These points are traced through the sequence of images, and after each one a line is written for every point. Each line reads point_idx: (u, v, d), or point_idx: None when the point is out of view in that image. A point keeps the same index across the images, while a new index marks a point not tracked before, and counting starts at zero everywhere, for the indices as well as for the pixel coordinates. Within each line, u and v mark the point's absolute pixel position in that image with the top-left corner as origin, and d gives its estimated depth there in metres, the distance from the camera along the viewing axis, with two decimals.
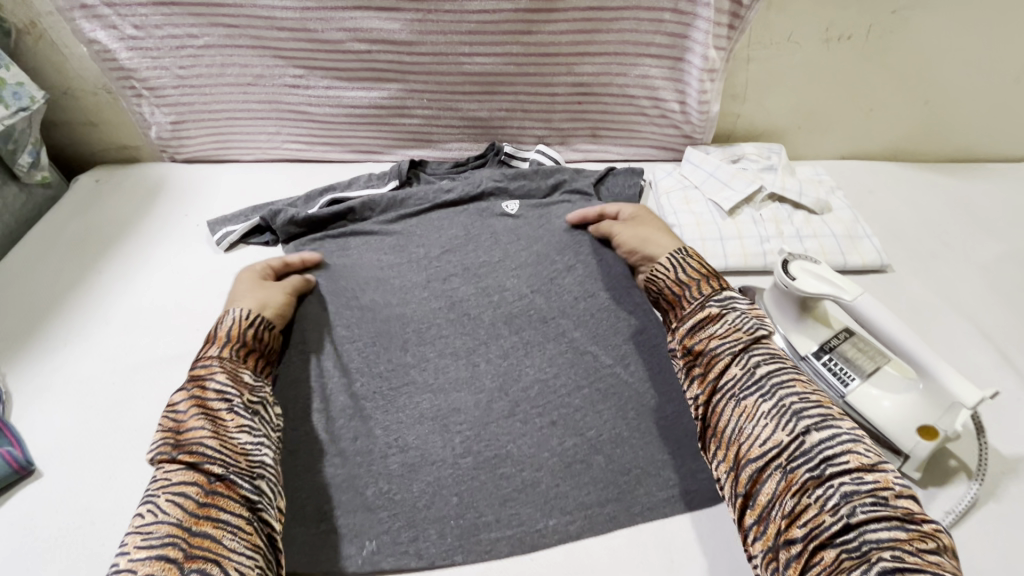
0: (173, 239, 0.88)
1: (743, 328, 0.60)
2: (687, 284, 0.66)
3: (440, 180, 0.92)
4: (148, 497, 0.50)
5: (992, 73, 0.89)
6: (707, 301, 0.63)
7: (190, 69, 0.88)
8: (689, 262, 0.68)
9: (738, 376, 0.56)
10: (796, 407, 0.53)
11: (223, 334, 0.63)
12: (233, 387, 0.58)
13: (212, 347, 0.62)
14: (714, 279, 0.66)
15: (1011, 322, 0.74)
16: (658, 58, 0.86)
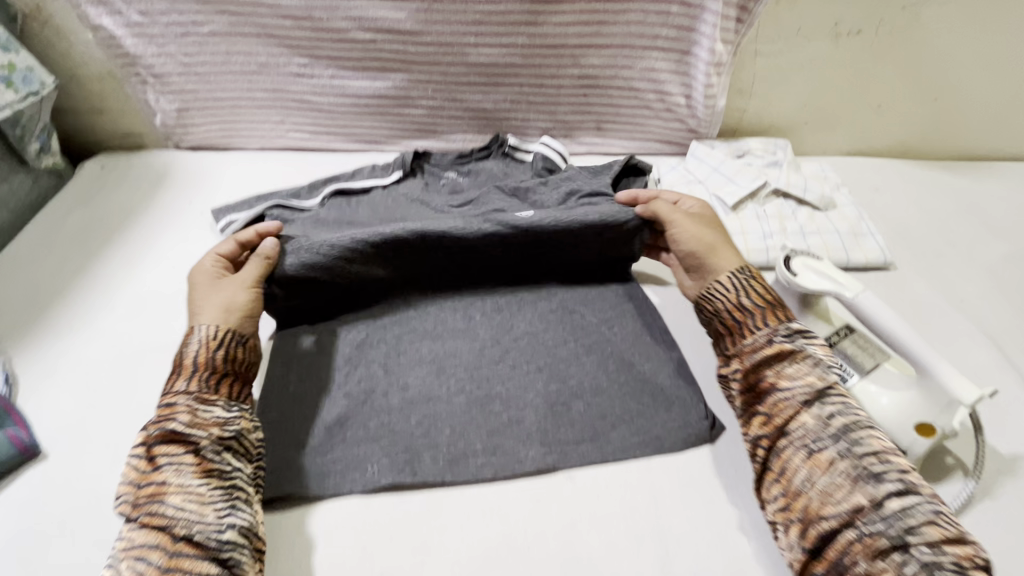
0: (177, 226, 0.89)
1: (817, 372, 0.55)
2: (750, 311, 0.61)
3: (453, 178, 0.91)
4: (115, 559, 0.48)
5: (1001, 70, 0.88)
6: (777, 336, 0.58)
7: (195, 56, 0.88)
8: (753, 287, 0.62)
9: (808, 426, 0.52)
10: (875, 468, 0.49)
11: (188, 363, 0.58)
12: (198, 428, 0.54)
13: (181, 378, 0.57)
14: (781, 308, 0.61)
15: (1014, 320, 0.74)
16: (665, 51, 0.85)
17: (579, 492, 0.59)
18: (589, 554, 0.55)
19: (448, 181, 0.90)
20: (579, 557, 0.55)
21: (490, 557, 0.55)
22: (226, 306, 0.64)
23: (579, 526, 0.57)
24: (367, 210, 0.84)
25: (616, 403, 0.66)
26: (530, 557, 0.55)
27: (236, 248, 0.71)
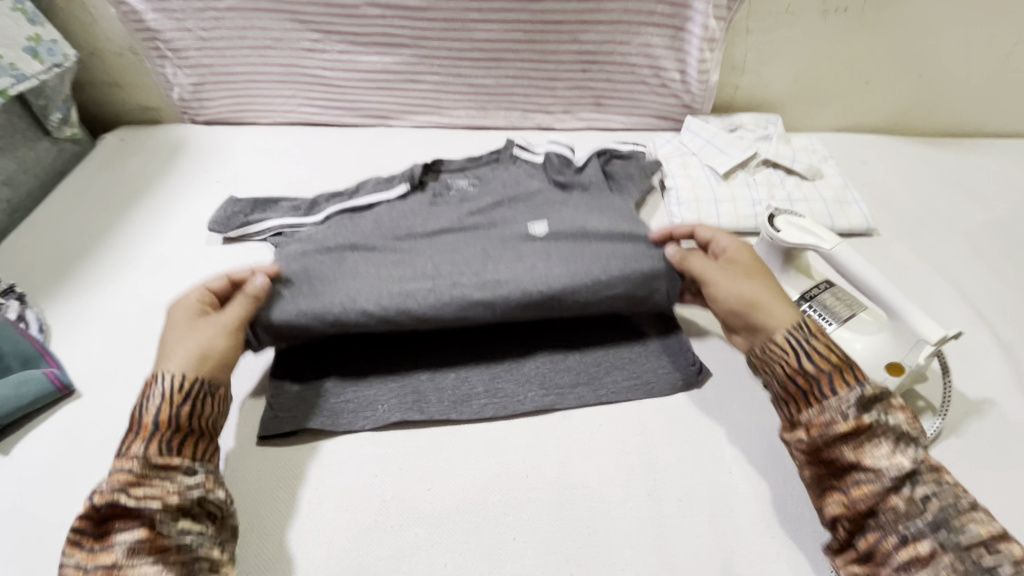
0: (195, 193, 0.93)
1: (899, 447, 0.49)
2: (814, 376, 0.53)
3: (463, 187, 0.83)
4: None
5: (984, 47, 0.92)
6: (856, 410, 0.50)
7: (212, 31, 0.93)
8: (816, 347, 0.54)
9: (900, 513, 0.48)
10: (984, 560, 0.45)
11: (149, 421, 0.52)
12: (155, 496, 0.49)
13: (136, 439, 0.52)
14: (854, 370, 0.53)
15: (988, 281, 0.78)
16: (660, 27, 0.89)
17: (574, 429, 0.64)
18: (584, 482, 0.60)
19: (458, 191, 0.83)
20: (575, 484, 0.59)
21: (492, 485, 0.60)
22: (199, 351, 0.57)
23: (574, 458, 0.61)
24: (366, 222, 0.76)
25: (609, 348, 0.70)
26: (529, 483, 0.60)
27: (227, 284, 0.64)
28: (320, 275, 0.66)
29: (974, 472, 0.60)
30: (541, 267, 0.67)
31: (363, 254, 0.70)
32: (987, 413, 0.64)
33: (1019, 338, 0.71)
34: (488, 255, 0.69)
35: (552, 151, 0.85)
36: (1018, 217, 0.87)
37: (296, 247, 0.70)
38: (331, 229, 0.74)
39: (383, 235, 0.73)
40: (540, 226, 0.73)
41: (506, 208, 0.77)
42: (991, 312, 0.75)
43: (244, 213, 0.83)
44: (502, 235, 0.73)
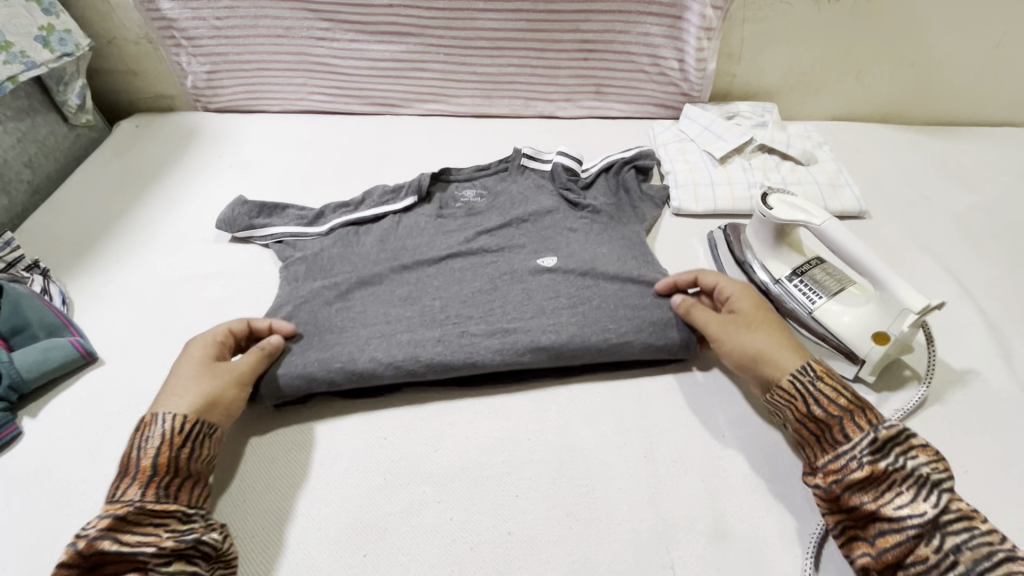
0: (208, 177, 0.97)
1: (919, 493, 0.49)
2: (826, 422, 0.54)
3: (470, 199, 0.87)
4: None
5: (975, 36, 0.95)
6: (867, 454, 0.51)
7: (226, 20, 0.96)
8: (823, 391, 0.55)
9: (931, 564, 0.47)
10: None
11: (147, 463, 0.51)
12: (149, 542, 0.47)
13: (132, 481, 0.50)
14: (866, 413, 0.53)
15: (976, 261, 0.81)
16: (659, 17, 0.92)
17: (574, 396, 0.67)
18: (583, 444, 0.62)
19: (464, 203, 0.87)
20: (574, 446, 0.62)
21: (494, 446, 0.62)
22: (206, 396, 0.57)
23: (574, 423, 0.64)
24: (372, 246, 0.79)
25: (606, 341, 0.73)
26: (530, 445, 0.62)
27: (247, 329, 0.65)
28: (332, 314, 0.69)
29: (957, 436, 0.62)
30: (551, 314, 0.68)
31: (372, 289, 0.72)
32: (970, 382, 0.67)
33: (1004, 312, 0.74)
34: (495, 284, 0.72)
35: (560, 162, 0.88)
36: (1006, 201, 0.90)
37: (305, 286, 0.72)
38: (341, 254, 0.77)
39: (391, 264, 0.75)
40: (549, 262, 0.74)
41: (513, 237, 0.79)
42: (978, 290, 0.77)
43: (249, 215, 0.83)
44: (508, 261, 0.75)
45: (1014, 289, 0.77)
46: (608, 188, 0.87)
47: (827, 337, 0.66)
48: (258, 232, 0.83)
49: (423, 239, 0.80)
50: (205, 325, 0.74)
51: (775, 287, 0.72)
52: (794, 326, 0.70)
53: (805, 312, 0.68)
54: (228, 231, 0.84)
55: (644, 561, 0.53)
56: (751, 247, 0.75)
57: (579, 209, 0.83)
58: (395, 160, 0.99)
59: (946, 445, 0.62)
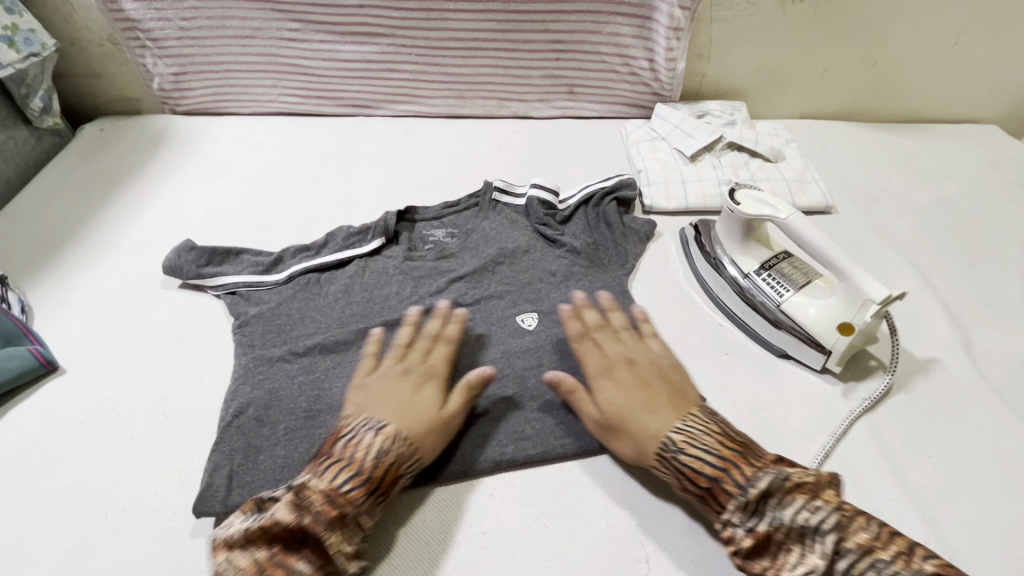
0: (176, 181, 0.94)
1: (809, 545, 0.47)
2: (705, 485, 0.51)
3: (440, 238, 0.84)
4: None
5: (932, 37, 0.98)
6: (747, 521, 0.49)
7: (192, 21, 0.94)
8: (687, 465, 0.52)
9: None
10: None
11: (369, 465, 0.51)
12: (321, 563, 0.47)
13: (353, 484, 0.50)
14: (733, 473, 0.50)
15: (937, 254, 0.83)
16: (628, 17, 0.93)
17: None
18: None
19: (434, 244, 0.83)
20: None
21: None
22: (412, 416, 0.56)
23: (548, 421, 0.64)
24: (337, 297, 0.74)
25: None
26: None
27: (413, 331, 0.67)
28: (291, 391, 0.64)
29: (919, 422, 0.64)
30: (534, 396, 0.65)
31: (337, 354, 0.68)
32: (932, 370, 0.69)
33: (963, 303, 0.76)
34: (472, 349, 0.69)
35: (536, 196, 0.86)
36: (964, 195, 0.93)
37: (262, 355, 0.68)
38: (303, 308, 0.73)
39: (357, 325, 0.71)
40: (528, 324, 0.72)
41: (489, 285, 0.76)
42: (938, 281, 0.79)
43: (197, 262, 0.76)
44: (483, 317, 0.73)
45: (973, 281, 0.79)
46: (586, 222, 0.85)
47: (795, 330, 0.68)
48: (208, 281, 0.76)
49: (389, 290, 0.76)
50: (174, 330, 0.72)
51: (745, 281, 0.72)
52: (762, 320, 0.71)
53: (773, 305, 0.69)
54: (176, 278, 0.77)
55: (617, 556, 0.54)
56: (719, 241, 0.77)
57: (557, 247, 0.81)
58: (367, 162, 0.99)
59: (910, 432, 0.63)
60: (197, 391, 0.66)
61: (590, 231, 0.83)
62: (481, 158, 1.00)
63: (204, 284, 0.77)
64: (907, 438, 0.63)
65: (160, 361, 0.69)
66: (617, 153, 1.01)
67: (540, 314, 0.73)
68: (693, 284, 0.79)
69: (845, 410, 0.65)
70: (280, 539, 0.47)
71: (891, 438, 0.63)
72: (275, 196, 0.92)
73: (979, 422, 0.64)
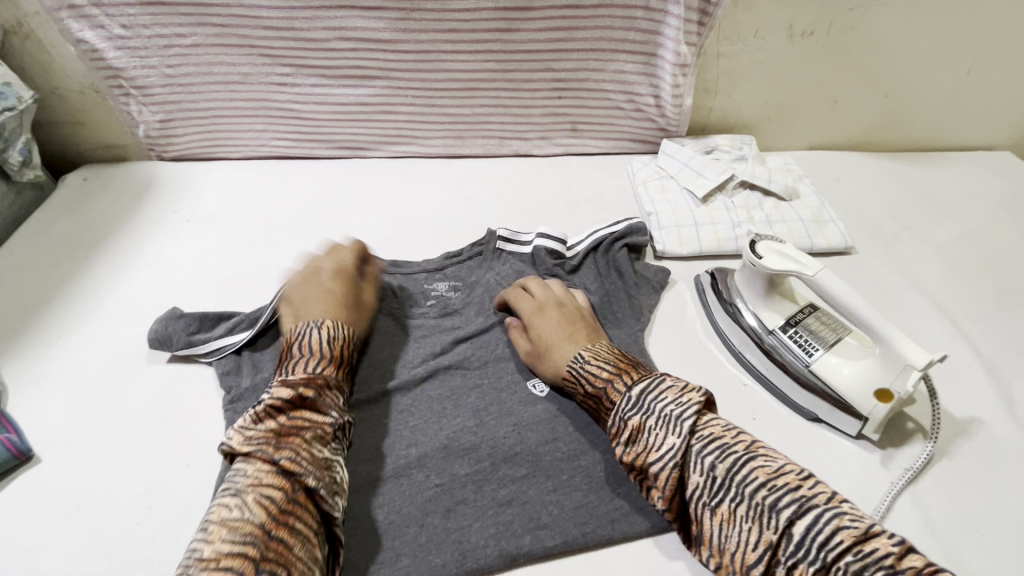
0: (161, 234, 0.90)
1: (670, 429, 0.54)
2: (606, 384, 0.60)
3: (443, 292, 0.79)
4: (235, 491, 0.50)
5: (945, 65, 0.95)
6: (627, 413, 0.56)
7: (177, 68, 0.90)
8: (588, 371, 0.61)
9: (700, 484, 0.52)
10: (769, 500, 0.49)
11: (324, 350, 0.62)
12: (332, 412, 0.58)
13: (327, 363, 0.62)
14: (625, 377, 0.59)
15: (966, 296, 0.79)
16: (632, 54, 0.90)
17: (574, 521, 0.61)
18: None
19: (436, 298, 0.79)
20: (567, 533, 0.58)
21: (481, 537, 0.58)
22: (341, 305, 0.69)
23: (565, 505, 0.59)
24: None
25: None
26: None
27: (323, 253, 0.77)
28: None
29: (966, 494, 0.59)
30: (551, 476, 0.60)
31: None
32: (975, 432, 0.64)
33: (998, 351, 0.72)
34: (481, 421, 0.64)
35: (542, 245, 0.82)
36: (988, 230, 0.89)
37: None
38: None
39: (358, 396, 0.66)
40: (541, 390, 0.67)
41: (497, 346, 0.72)
42: (970, 328, 0.75)
43: (187, 330, 0.72)
44: (493, 384, 0.68)
45: (1005, 326, 0.75)
46: (596, 272, 0.80)
47: (827, 392, 0.63)
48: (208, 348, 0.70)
49: (390, 353, 0.71)
50: (159, 408, 0.67)
51: (769, 338, 0.68)
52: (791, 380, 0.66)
53: (802, 366, 0.65)
54: (164, 350, 0.71)
55: None
56: (740, 294, 0.72)
57: None
58: (363, 208, 0.94)
59: (958, 507, 0.58)
60: (184, 479, 0.61)
61: (601, 281, 0.79)
62: (482, 202, 0.96)
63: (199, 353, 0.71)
64: (954, 513, 0.58)
65: (145, 444, 0.64)
66: (623, 193, 0.97)
67: None
68: (714, 339, 0.75)
69: (887, 483, 0.60)
70: (285, 411, 0.55)
71: (938, 514, 0.58)
72: (269, 250, 0.87)
73: None
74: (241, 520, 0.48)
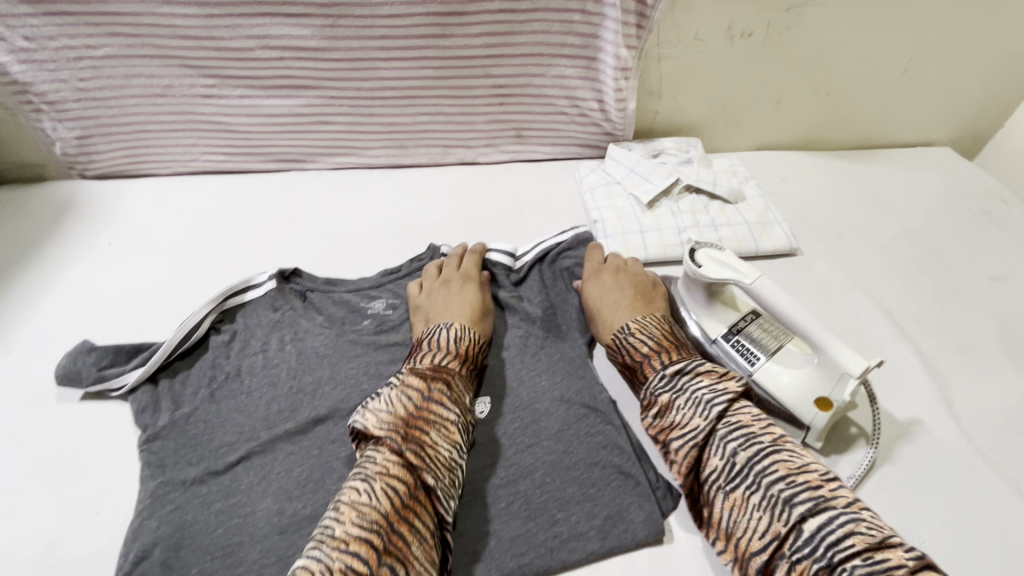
0: (82, 259, 0.84)
1: (699, 412, 0.56)
2: (648, 355, 0.64)
3: (380, 310, 0.76)
4: (361, 474, 0.49)
5: (882, 63, 0.95)
6: (658, 389, 0.60)
7: (91, 81, 0.85)
8: (630, 342, 0.66)
9: (719, 468, 0.53)
10: (785, 494, 0.48)
11: (453, 347, 0.62)
12: (458, 409, 0.57)
13: (454, 358, 0.61)
14: (662, 357, 0.63)
15: (908, 294, 0.80)
16: (572, 58, 0.88)
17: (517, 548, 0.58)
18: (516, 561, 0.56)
19: (373, 316, 0.75)
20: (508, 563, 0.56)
21: None
22: (475, 309, 0.70)
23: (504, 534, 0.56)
24: (265, 392, 0.66)
25: None
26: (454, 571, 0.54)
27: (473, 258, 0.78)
28: (206, 523, 0.56)
29: (909, 500, 0.59)
30: (488, 504, 0.57)
31: (261, 467, 0.60)
32: (916, 434, 0.64)
33: (938, 349, 0.73)
34: None
35: (489, 259, 0.79)
36: (929, 227, 0.90)
37: (175, 478, 0.59)
38: (225, 409, 0.65)
39: (287, 426, 0.63)
40: (480, 410, 0.64)
41: None
42: (911, 327, 0.75)
43: (98, 364, 0.67)
44: None
45: (946, 324, 0.76)
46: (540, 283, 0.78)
47: (771, 401, 0.62)
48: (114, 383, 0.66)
49: (322, 377, 0.68)
50: (69, 451, 0.62)
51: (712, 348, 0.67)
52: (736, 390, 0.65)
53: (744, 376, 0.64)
54: (73, 387, 0.66)
55: None
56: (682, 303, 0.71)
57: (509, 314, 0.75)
58: (302, 224, 0.90)
59: (901, 514, 0.58)
60: (94, 529, 0.56)
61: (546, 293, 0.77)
62: (426, 213, 0.93)
63: (105, 388, 0.66)
64: (897, 520, 0.57)
65: (51, 493, 0.59)
66: (571, 201, 0.95)
67: (494, 398, 0.65)
68: None
69: None
70: (415, 398, 0.55)
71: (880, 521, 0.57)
72: (198, 271, 0.83)
73: (970, 493, 0.60)
74: (369, 507, 0.47)
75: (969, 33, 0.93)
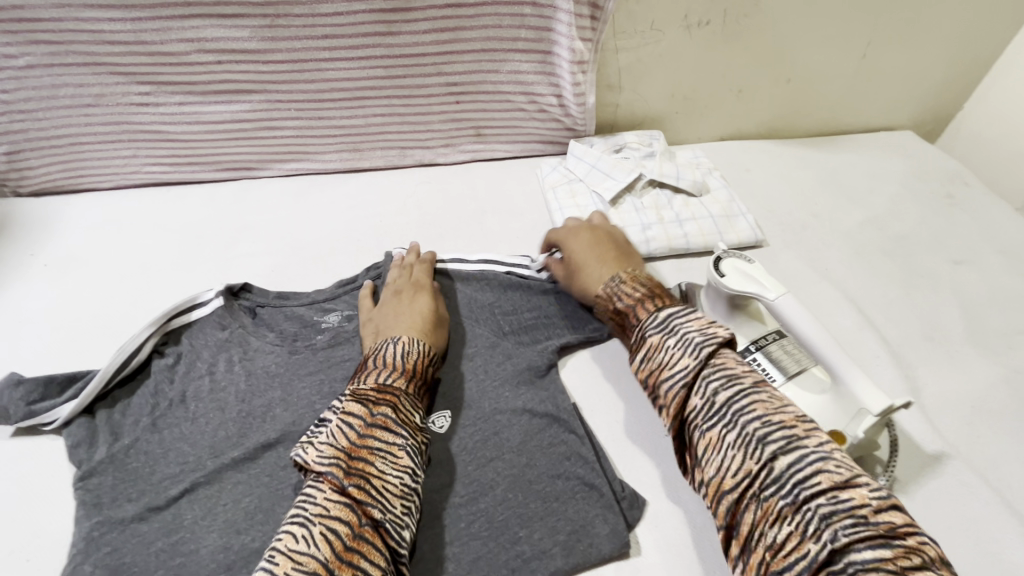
0: (17, 283, 0.79)
1: (690, 352, 0.52)
2: (637, 302, 0.60)
3: (335, 323, 0.72)
4: (299, 518, 0.46)
5: (841, 48, 0.94)
6: (652, 331, 0.56)
7: (14, 93, 0.79)
8: (622, 293, 0.61)
9: (698, 407, 0.50)
10: (762, 432, 0.46)
11: (398, 364, 0.59)
12: (405, 429, 0.54)
13: (399, 376, 0.58)
14: (654, 301, 0.59)
15: (873, 283, 0.79)
16: (527, 53, 0.85)
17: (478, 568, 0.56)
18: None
19: (328, 329, 0.71)
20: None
21: None
22: (427, 319, 0.66)
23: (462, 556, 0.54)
24: (211, 416, 0.62)
25: None
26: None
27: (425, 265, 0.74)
28: (146, 565, 0.52)
29: None
30: (448, 525, 0.55)
31: (207, 500, 0.57)
32: None
33: (904, 338, 0.72)
34: None
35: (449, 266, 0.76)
36: (892, 213, 0.90)
37: (110, 517, 0.55)
38: (166, 438, 0.61)
39: (234, 454, 0.60)
40: (438, 425, 0.61)
41: None
42: (877, 315, 0.75)
43: (27, 399, 0.62)
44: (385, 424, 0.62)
45: (911, 312, 0.75)
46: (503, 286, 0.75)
47: None
48: (44, 419, 0.62)
49: (271, 398, 0.64)
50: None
51: None
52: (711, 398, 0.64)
53: None
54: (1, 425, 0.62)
55: None
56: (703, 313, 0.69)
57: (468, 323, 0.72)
58: (253, 236, 0.86)
59: None
60: None
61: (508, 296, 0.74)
62: (383, 218, 0.89)
63: (37, 425, 0.62)
64: None
65: None
66: (534, 200, 0.92)
67: (455, 412, 0.62)
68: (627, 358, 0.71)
69: None
70: (357, 428, 0.52)
71: None
72: (143, 290, 0.78)
73: (938, 485, 0.59)
74: (308, 556, 0.44)
75: (927, 16, 0.92)
